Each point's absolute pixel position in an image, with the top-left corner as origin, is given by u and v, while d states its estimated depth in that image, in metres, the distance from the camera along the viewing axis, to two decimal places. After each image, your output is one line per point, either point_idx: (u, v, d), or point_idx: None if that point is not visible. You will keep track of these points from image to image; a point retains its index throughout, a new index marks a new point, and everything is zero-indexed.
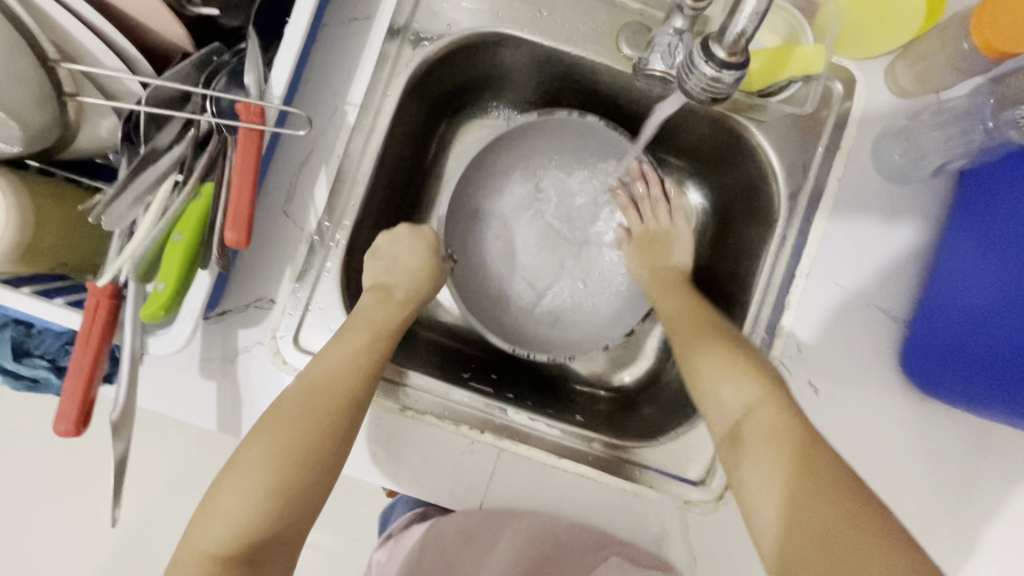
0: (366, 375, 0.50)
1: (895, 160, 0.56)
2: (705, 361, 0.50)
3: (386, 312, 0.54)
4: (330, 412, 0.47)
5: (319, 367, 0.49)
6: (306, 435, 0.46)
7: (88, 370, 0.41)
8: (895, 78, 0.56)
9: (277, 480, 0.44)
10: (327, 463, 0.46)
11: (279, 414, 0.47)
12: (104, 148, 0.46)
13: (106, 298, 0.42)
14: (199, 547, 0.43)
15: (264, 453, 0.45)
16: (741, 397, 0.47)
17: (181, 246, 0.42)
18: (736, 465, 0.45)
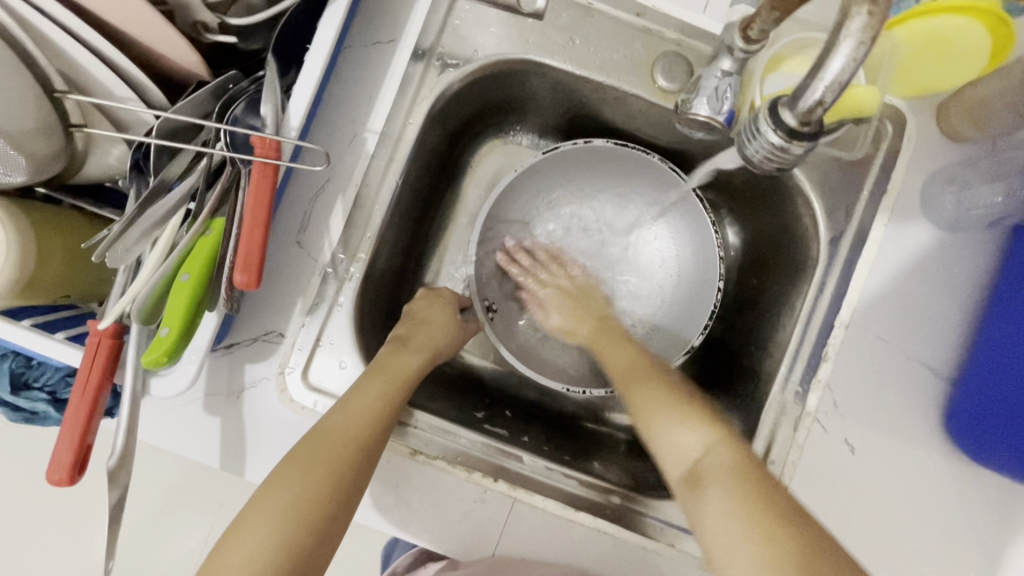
0: (380, 423, 0.48)
1: (948, 209, 0.52)
2: (658, 415, 0.48)
3: (404, 358, 0.53)
4: (339, 471, 0.45)
5: (324, 420, 0.47)
6: (319, 496, 0.44)
7: (85, 416, 0.39)
8: (948, 120, 0.52)
9: (287, 546, 0.42)
10: (329, 511, 0.44)
11: (284, 468, 0.45)
12: (113, 176, 0.44)
13: (107, 338, 0.39)
14: None
15: (272, 516, 0.43)
16: (691, 443, 0.46)
17: (188, 287, 0.39)
18: (695, 511, 0.43)
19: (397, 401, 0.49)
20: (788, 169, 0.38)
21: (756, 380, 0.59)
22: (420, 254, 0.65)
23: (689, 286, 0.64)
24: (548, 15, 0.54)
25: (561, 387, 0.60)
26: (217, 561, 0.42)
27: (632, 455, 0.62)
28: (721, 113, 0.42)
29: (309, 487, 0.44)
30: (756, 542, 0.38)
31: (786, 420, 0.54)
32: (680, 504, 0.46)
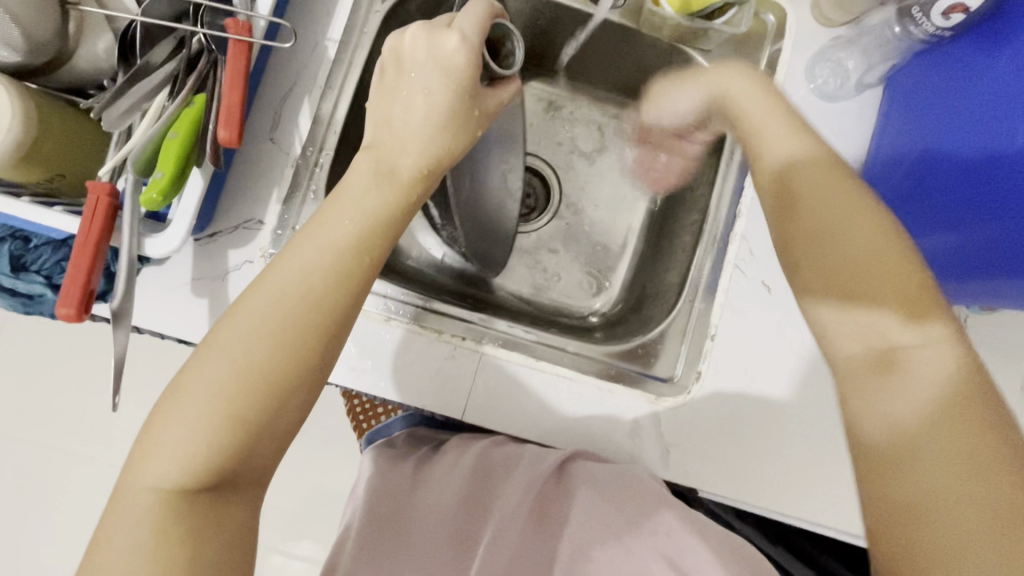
0: (349, 291, 0.43)
1: (824, 81, 0.62)
2: (867, 285, 0.41)
3: (379, 194, 0.46)
4: (311, 342, 0.42)
5: (290, 268, 0.43)
6: (281, 358, 0.41)
7: (88, 260, 0.44)
8: (820, 9, 0.63)
9: (238, 401, 0.39)
10: (295, 384, 0.41)
11: (237, 332, 0.41)
12: (102, 70, 0.49)
13: (105, 196, 0.45)
14: (146, 483, 0.38)
15: (223, 357, 0.40)
16: (887, 327, 0.40)
17: (176, 143, 0.45)
18: (877, 400, 0.38)
19: (365, 263, 0.44)
20: None
21: (688, 250, 0.67)
22: None
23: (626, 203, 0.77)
24: None
25: None
26: (169, 396, 0.40)
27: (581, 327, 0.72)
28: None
29: (269, 347, 0.40)
30: (970, 465, 0.34)
31: (709, 269, 0.62)
32: (842, 383, 0.41)
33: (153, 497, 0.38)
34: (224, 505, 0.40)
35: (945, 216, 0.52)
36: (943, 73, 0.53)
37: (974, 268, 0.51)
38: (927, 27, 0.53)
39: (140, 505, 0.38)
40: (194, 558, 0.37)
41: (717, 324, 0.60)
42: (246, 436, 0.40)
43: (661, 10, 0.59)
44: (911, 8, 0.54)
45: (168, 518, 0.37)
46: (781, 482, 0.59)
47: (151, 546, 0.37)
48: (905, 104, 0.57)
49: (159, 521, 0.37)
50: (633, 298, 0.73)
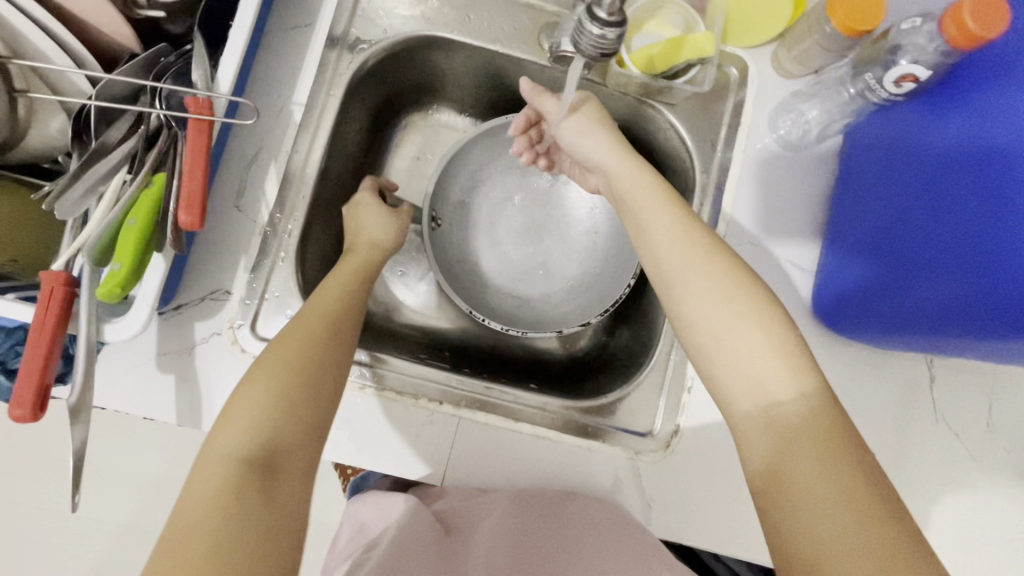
0: (350, 315, 0.51)
1: (787, 131, 0.64)
2: (733, 337, 0.44)
3: (353, 261, 0.56)
4: (321, 354, 0.46)
5: (307, 301, 0.50)
6: (304, 368, 0.45)
7: (43, 356, 0.42)
8: (780, 62, 0.64)
9: (290, 395, 0.43)
10: (315, 393, 0.45)
11: (265, 351, 0.46)
12: (55, 147, 0.48)
13: (61, 285, 0.43)
14: (210, 473, 0.39)
15: (268, 368, 0.44)
16: (757, 372, 0.43)
17: (135, 230, 0.43)
18: (768, 451, 0.41)
19: (362, 287, 0.54)
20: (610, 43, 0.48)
21: (661, 298, 0.68)
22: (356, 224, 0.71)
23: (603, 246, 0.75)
24: None
25: (497, 326, 0.69)
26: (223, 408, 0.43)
27: (559, 375, 0.72)
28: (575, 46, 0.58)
29: (292, 360, 0.45)
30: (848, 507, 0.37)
31: None
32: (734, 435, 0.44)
33: (209, 489, 0.39)
34: (273, 495, 0.40)
35: (906, 261, 0.53)
36: (888, 126, 0.56)
37: (930, 318, 0.51)
38: (881, 92, 0.55)
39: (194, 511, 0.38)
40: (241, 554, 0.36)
41: (692, 375, 0.61)
42: (292, 431, 0.43)
43: (626, 70, 0.61)
44: (866, 74, 0.55)
45: (223, 506, 0.38)
46: (762, 529, 0.59)
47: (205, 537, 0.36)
48: (860, 153, 0.60)
49: (215, 507, 0.38)
50: (611, 349, 0.73)
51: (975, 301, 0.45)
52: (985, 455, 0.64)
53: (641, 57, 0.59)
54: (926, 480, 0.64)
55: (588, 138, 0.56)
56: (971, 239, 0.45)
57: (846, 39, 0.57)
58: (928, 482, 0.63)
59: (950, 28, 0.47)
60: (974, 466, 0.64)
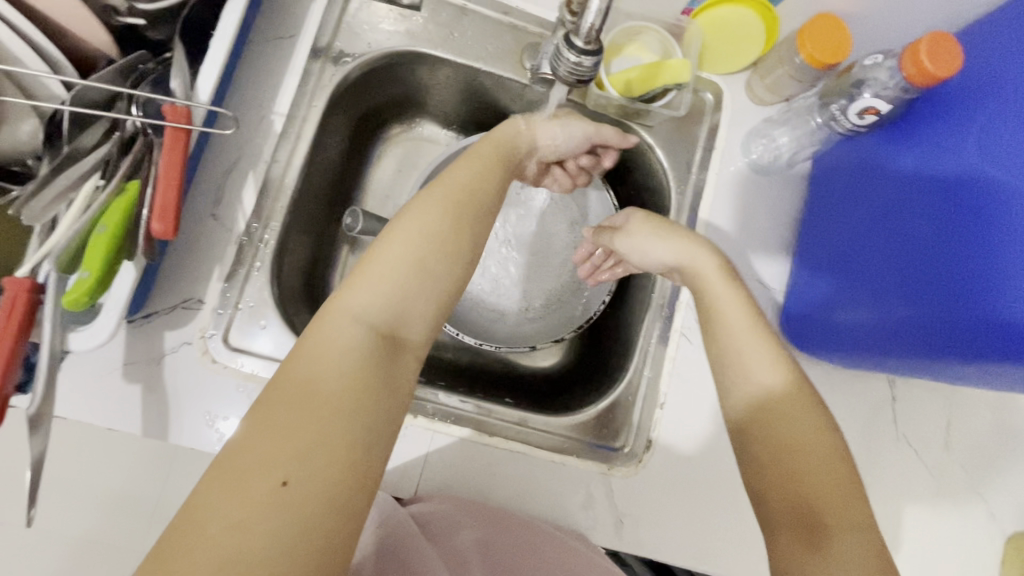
0: (482, 207, 0.49)
1: (759, 157, 0.66)
2: (743, 344, 0.48)
3: (489, 153, 0.53)
4: (443, 254, 0.44)
5: (419, 196, 0.47)
6: (434, 264, 0.44)
7: (3, 364, 0.41)
8: (753, 89, 0.67)
9: (410, 287, 0.43)
10: (434, 288, 0.44)
11: (393, 235, 0.44)
12: (22, 151, 0.47)
13: (24, 292, 0.42)
14: (340, 328, 0.40)
15: (407, 244, 0.44)
16: (764, 380, 0.46)
17: (105, 237, 0.42)
18: (759, 451, 0.44)
19: (491, 183, 0.51)
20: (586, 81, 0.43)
21: (635, 316, 0.69)
22: (335, 233, 0.71)
23: None
24: (430, 14, 0.64)
25: (474, 341, 0.69)
26: (353, 276, 0.43)
27: (535, 387, 0.73)
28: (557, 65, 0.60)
29: (421, 250, 0.44)
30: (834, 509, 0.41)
31: (656, 336, 0.64)
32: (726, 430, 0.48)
33: (348, 360, 0.38)
34: (393, 372, 0.40)
35: (884, 281, 0.53)
36: (886, 142, 0.55)
37: (900, 345, 0.51)
38: (844, 124, 0.57)
39: (320, 368, 0.38)
40: (361, 433, 0.36)
41: (664, 391, 0.62)
42: (428, 305, 0.43)
43: (604, 92, 0.62)
44: (832, 106, 0.57)
45: (365, 379, 0.38)
46: (731, 545, 0.59)
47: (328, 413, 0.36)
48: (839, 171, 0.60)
49: (353, 378, 0.38)
50: (585, 365, 0.73)
51: (952, 331, 0.45)
52: (943, 472, 0.67)
53: (619, 80, 0.61)
54: (889, 497, 0.65)
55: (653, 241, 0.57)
56: (963, 268, 0.45)
57: (815, 70, 0.60)
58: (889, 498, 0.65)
59: (909, 67, 0.49)
60: (934, 482, 0.66)
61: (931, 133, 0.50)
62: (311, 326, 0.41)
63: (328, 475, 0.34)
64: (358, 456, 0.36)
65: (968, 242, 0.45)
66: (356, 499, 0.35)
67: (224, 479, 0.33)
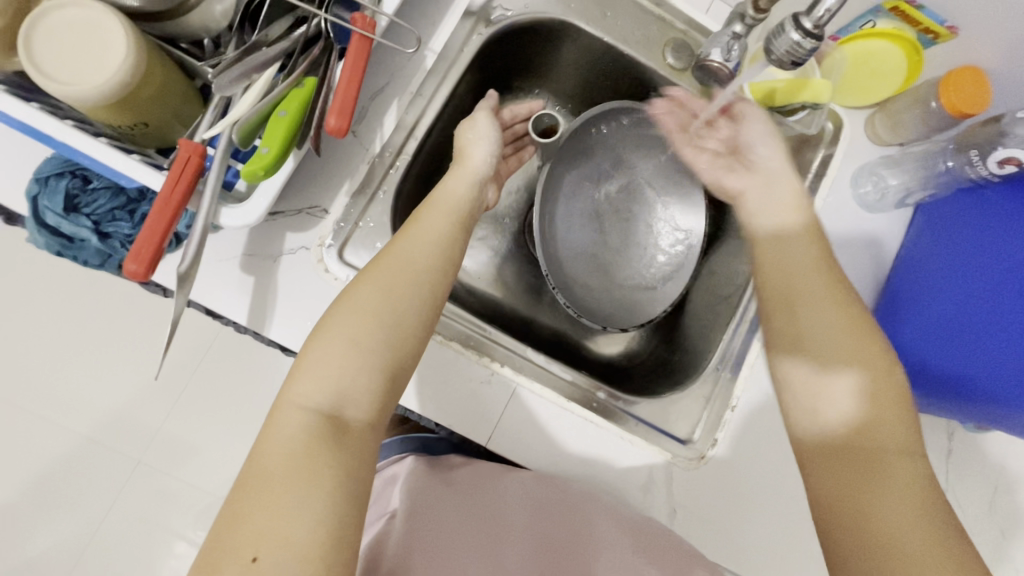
0: (436, 267, 0.51)
1: (866, 192, 0.68)
2: (839, 375, 0.47)
3: (440, 215, 0.55)
4: (398, 315, 0.47)
5: (396, 248, 0.51)
6: (385, 325, 0.46)
7: (167, 221, 0.42)
8: (874, 128, 0.68)
9: (370, 356, 0.45)
10: (401, 360, 0.47)
11: (344, 301, 0.47)
12: (209, 29, 0.48)
13: (196, 157, 0.43)
14: (293, 401, 0.43)
15: (359, 315, 0.46)
16: (844, 407, 0.46)
17: (285, 121, 0.44)
18: (840, 483, 0.45)
19: (455, 239, 0.54)
20: (807, 60, 0.46)
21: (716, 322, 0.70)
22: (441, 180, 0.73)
23: (659, 266, 0.71)
24: None
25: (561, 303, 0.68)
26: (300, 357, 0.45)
27: (599, 369, 0.75)
28: (730, 61, 0.57)
29: (372, 310, 0.47)
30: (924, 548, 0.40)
31: (739, 342, 0.66)
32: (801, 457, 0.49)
33: (303, 437, 0.41)
34: (346, 448, 0.41)
35: (995, 346, 0.54)
36: (990, 218, 0.58)
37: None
38: (980, 170, 0.58)
39: (282, 450, 0.40)
40: (330, 495, 0.39)
41: (738, 396, 0.63)
42: (375, 372, 0.45)
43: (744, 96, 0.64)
44: (971, 150, 0.59)
45: (312, 451, 0.40)
46: (775, 558, 0.60)
47: (292, 485, 0.38)
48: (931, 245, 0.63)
49: (306, 449, 0.40)
50: (654, 358, 0.76)
51: None
52: (981, 531, 0.68)
53: (761, 87, 0.63)
54: None
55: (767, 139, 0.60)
56: None
57: (947, 118, 0.62)
58: None
59: None
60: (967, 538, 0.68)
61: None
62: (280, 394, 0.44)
63: (292, 549, 0.36)
64: (329, 525, 0.38)
65: None
66: (341, 554, 0.37)
67: (221, 542, 0.36)
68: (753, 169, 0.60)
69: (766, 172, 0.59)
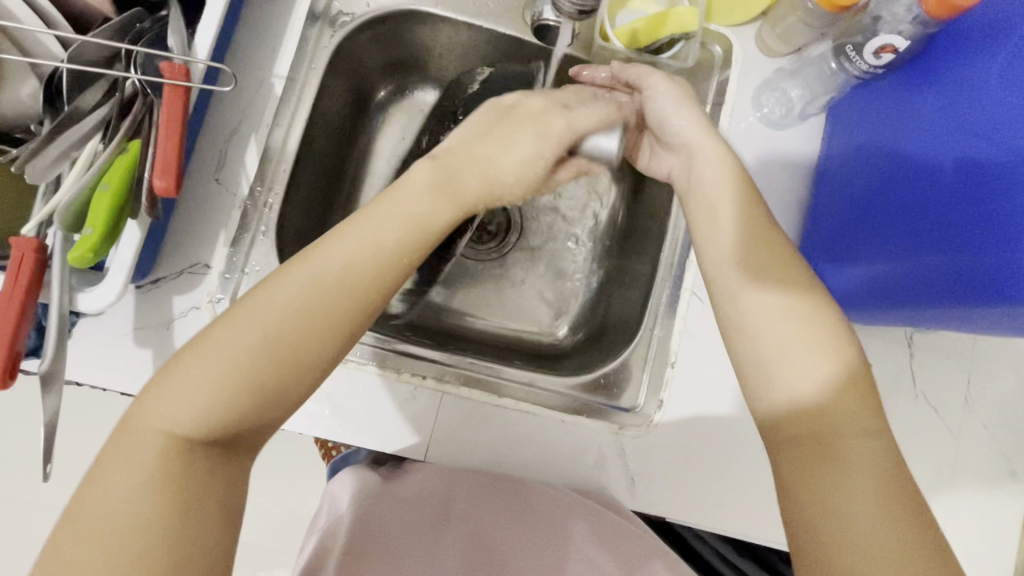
0: (362, 276, 0.43)
1: (769, 110, 0.64)
2: (790, 341, 0.43)
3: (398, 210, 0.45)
4: (303, 327, 0.41)
5: (319, 248, 0.43)
6: (283, 336, 0.40)
7: (14, 322, 0.41)
8: (762, 40, 0.65)
9: (248, 369, 0.39)
10: (298, 373, 0.41)
11: (246, 303, 0.41)
12: (27, 114, 0.48)
13: (32, 252, 0.42)
14: (162, 418, 0.38)
15: (253, 320, 0.40)
16: (812, 385, 0.42)
17: (108, 195, 0.43)
18: (807, 465, 0.41)
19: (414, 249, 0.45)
20: None
21: (647, 280, 0.68)
22: (339, 202, 0.70)
23: None
24: None
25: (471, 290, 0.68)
26: (186, 354, 0.40)
27: (539, 350, 0.74)
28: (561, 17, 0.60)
29: (270, 316, 0.40)
30: (884, 522, 0.38)
31: (670, 298, 0.63)
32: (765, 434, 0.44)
33: (153, 469, 0.36)
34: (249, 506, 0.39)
35: (915, 237, 0.48)
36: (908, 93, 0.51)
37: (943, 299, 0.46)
38: (860, 64, 0.55)
39: (122, 502, 0.35)
40: (167, 547, 0.35)
41: (676, 351, 0.61)
42: (266, 390, 0.40)
43: (610, 46, 0.61)
44: (846, 46, 0.56)
45: (159, 486, 0.36)
46: (743, 504, 0.59)
47: (154, 542, 0.34)
48: (858, 134, 0.57)
49: (162, 498, 0.36)
50: (594, 328, 0.74)
51: (987, 277, 0.41)
52: (964, 428, 0.65)
53: (624, 31, 0.60)
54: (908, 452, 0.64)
55: (679, 109, 0.52)
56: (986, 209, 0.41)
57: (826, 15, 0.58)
58: (904, 458, 0.65)
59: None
60: (953, 439, 0.65)
61: (948, 75, 0.47)
62: (150, 398, 0.39)
63: None
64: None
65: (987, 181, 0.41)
66: None
67: None
68: (675, 147, 0.54)
69: (686, 148, 0.52)
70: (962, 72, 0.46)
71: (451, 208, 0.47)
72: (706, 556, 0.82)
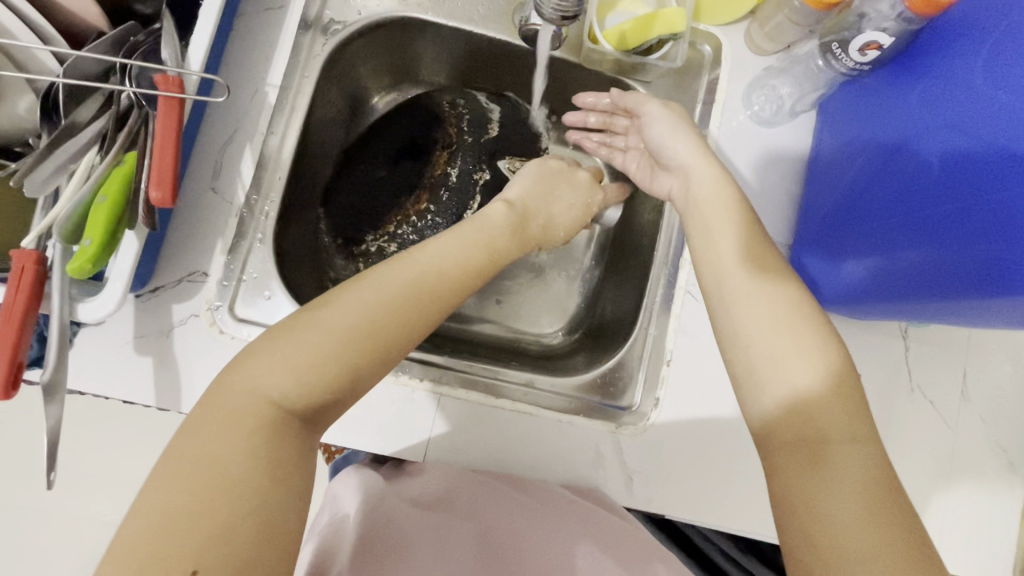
0: (457, 289, 0.48)
1: (759, 108, 0.65)
2: (779, 344, 0.44)
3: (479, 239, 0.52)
4: (404, 322, 0.44)
5: (423, 257, 0.48)
6: (382, 327, 0.43)
7: (15, 334, 0.42)
8: (751, 38, 0.65)
9: (347, 352, 0.41)
10: (382, 363, 0.43)
11: (350, 289, 0.44)
12: (25, 128, 0.48)
13: (32, 264, 0.43)
14: (263, 389, 0.39)
15: (355, 307, 0.43)
16: (802, 385, 0.43)
17: (105, 208, 0.43)
18: (793, 464, 0.41)
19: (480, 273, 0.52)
20: None
21: (640, 280, 0.69)
22: (335, 207, 0.71)
23: None
24: None
25: None
26: (276, 334, 0.42)
27: (530, 349, 0.74)
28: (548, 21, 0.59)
29: (372, 305, 0.43)
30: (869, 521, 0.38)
31: (664, 297, 0.63)
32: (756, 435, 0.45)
33: (244, 441, 0.37)
34: None
35: (909, 231, 0.48)
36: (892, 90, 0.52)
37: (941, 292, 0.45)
38: (847, 61, 0.55)
39: (199, 467, 0.35)
40: (246, 521, 0.34)
41: (671, 349, 0.62)
42: (352, 372, 0.41)
43: (599, 47, 0.62)
44: (832, 43, 0.56)
45: (253, 455, 0.36)
46: (740, 500, 0.59)
47: (223, 514, 0.34)
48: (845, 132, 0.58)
49: (253, 475, 0.36)
50: (589, 328, 0.74)
51: (982, 266, 0.41)
52: (959, 420, 0.66)
53: (612, 33, 0.61)
54: (905, 445, 0.65)
55: (676, 134, 0.56)
56: (975, 199, 0.41)
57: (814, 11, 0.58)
58: (901, 451, 0.65)
59: None
60: (949, 432, 0.65)
61: (929, 72, 0.48)
62: (240, 368, 0.40)
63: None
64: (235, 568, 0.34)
65: (975, 169, 0.42)
66: None
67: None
68: (673, 170, 0.58)
69: (682, 170, 0.56)
70: (949, 65, 0.46)
71: (484, 242, 0.52)
72: (709, 553, 0.83)
